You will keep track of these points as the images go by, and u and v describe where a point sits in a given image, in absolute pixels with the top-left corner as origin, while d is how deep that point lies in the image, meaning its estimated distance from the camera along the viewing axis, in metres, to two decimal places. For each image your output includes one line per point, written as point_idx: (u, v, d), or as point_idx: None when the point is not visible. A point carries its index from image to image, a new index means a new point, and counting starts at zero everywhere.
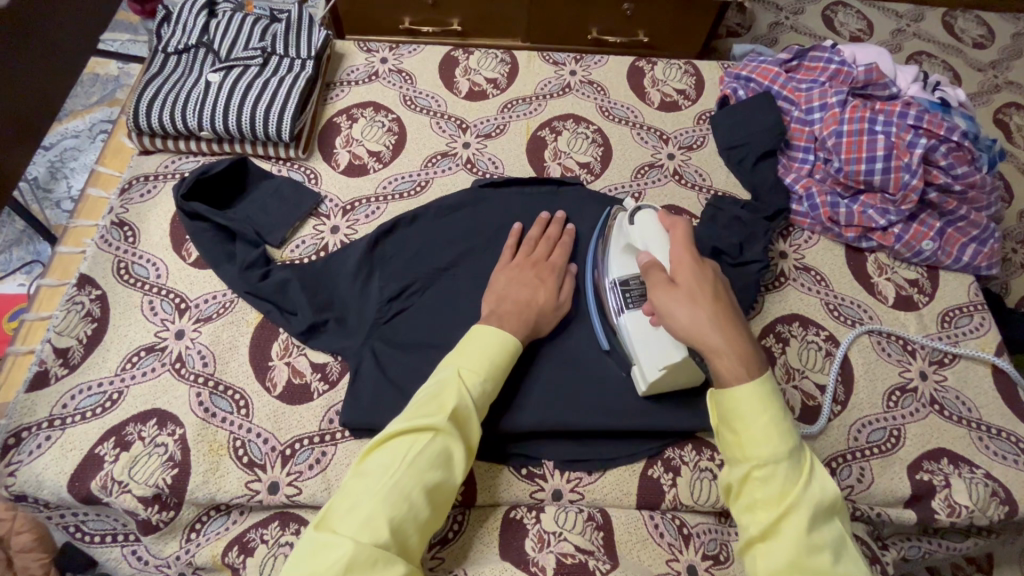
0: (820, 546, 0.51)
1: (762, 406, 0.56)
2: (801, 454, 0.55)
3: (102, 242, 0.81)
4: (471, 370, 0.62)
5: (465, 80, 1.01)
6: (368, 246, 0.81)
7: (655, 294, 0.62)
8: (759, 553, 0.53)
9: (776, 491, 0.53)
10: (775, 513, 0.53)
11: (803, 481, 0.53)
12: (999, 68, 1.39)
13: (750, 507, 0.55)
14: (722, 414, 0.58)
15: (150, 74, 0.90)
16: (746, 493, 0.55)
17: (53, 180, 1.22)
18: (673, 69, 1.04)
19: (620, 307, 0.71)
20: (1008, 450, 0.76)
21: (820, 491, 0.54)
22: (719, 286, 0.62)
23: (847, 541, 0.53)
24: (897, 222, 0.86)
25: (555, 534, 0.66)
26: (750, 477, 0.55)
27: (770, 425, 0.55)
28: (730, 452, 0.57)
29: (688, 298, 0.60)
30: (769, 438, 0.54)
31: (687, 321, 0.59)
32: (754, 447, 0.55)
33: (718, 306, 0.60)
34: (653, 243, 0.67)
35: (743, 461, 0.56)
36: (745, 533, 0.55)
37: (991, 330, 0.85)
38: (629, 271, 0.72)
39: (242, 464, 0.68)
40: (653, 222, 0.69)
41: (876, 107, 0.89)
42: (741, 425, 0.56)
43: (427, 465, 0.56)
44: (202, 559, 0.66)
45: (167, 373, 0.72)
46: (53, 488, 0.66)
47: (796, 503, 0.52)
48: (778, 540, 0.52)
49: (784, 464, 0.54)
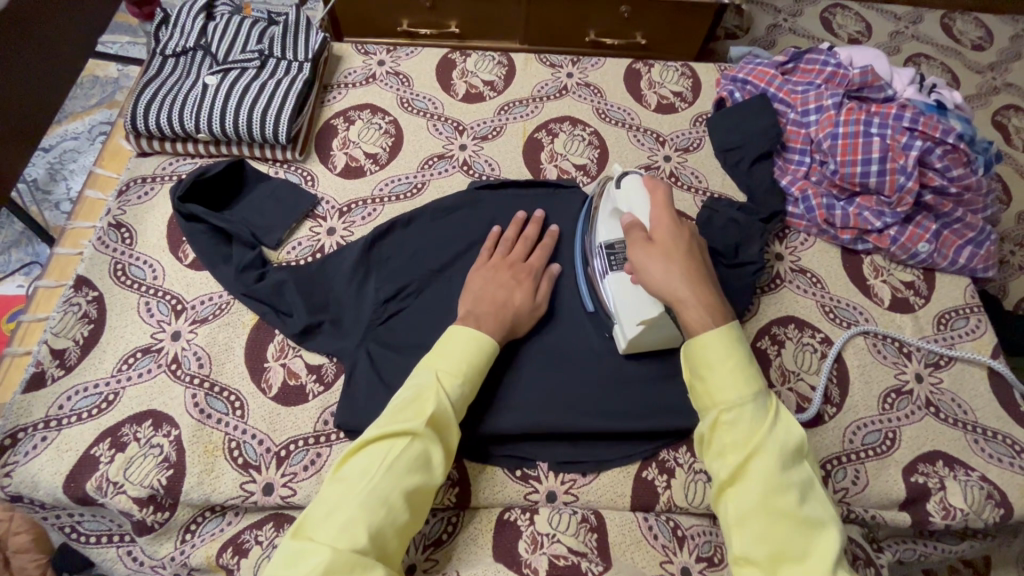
0: (787, 486, 0.51)
1: (728, 351, 0.56)
2: (767, 398, 0.56)
3: (100, 244, 0.81)
4: (449, 373, 0.62)
5: (462, 82, 1.01)
6: (364, 248, 0.81)
7: (633, 251, 0.64)
8: (729, 498, 0.53)
9: (742, 435, 0.54)
10: (742, 455, 0.53)
11: (769, 423, 0.54)
12: (998, 70, 1.39)
13: (719, 453, 0.55)
14: (692, 364, 0.58)
15: (149, 76, 0.90)
16: (715, 439, 0.56)
17: (53, 181, 1.22)
18: (670, 71, 1.05)
19: (604, 270, 0.73)
20: (1004, 453, 0.76)
21: (785, 432, 0.54)
22: (693, 246, 0.64)
23: (815, 483, 0.53)
24: (893, 225, 0.86)
25: (549, 535, 0.67)
26: (718, 421, 0.55)
27: (736, 371, 0.56)
28: (700, 400, 0.58)
29: (662, 254, 0.63)
30: (734, 382, 0.55)
31: (661, 277, 0.62)
32: (721, 393, 0.55)
33: (691, 263, 0.62)
34: (637, 204, 0.68)
35: (711, 408, 0.56)
36: (715, 479, 0.55)
37: (987, 332, 0.85)
38: (614, 235, 0.74)
39: (237, 465, 0.69)
40: (640, 185, 0.70)
41: (872, 109, 0.89)
42: (708, 371, 0.57)
43: (405, 468, 0.56)
44: (197, 560, 0.67)
45: (163, 374, 0.73)
46: (48, 489, 0.66)
47: (763, 444, 0.53)
48: (747, 482, 0.52)
49: (750, 406, 0.54)
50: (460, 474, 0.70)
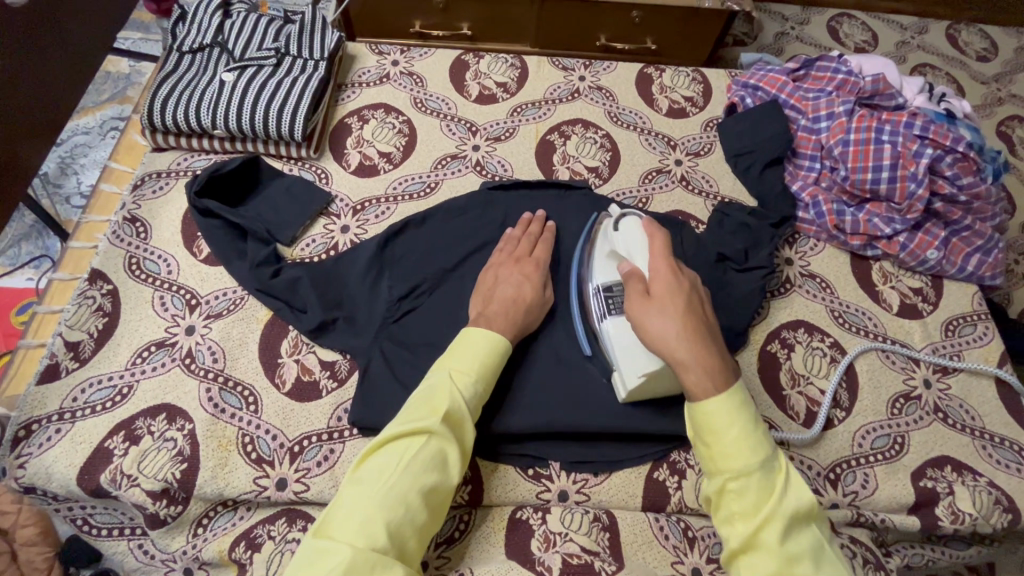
0: (799, 552, 0.51)
1: (731, 417, 0.56)
2: (775, 461, 0.55)
3: (114, 238, 0.82)
4: (461, 372, 0.63)
5: (475, 83, 1.01)
6: (378, 247, 0.81)
7: (631, 306, 0.64)
8: (743, 566, 0.53)
9: (752, 502, 0.53)
10: (752, 524, 0.52)
11: (777, 492, 0.53)
12: (1002, 81, 1.41)
13: (730, 519, 0.55)
14: (698, 429, 0.58)
15: (166, 72, 0.90)
16: (725, 506, 0.55)
17: (64, 175, 1.23)
18: (681, 76, 1.05)
19: (602, 313, 0.71)
20: (1012, 459, 0.76)
21: (796, 497, 0.54)
22: (693, 299, 0.63)
23: (825, 546, 0.53)
24: (902, 231, 0.87)
25: (561, 534, 0.67)
26: (727, 488, 0.55)
27: (741, 438, 0.55)
28: (706, 465, 0.57)
29: (659, 307, 0.62)
30: (740, 449, 0.55)
31: (658, 332, 0.61)
32: (727, 460, 0.55)
33: (688, 318, 0.61)
34: (637, 255, 0.68)
35: (717, 474, 0.56)
36: (727, 545, 0.55)
37: (995, 339, 0.85)
38: (612, 278, 0.72)
39: (251, 460, 0.69)
40: (637, 232, 0.70)
41: (883, 116, 0.90)
42: (713, 437, 0.56)
43: (422, 468, 0.56)
44: (209, 554, 0.67)
45: (177, 368, 0.73)
46: (62, 481, 0.66)
47: (773, 512, 0.52)
48: (760, 551, 0.52)
49: (757, 475, 0.54)
50: (473, 472, 0.70)
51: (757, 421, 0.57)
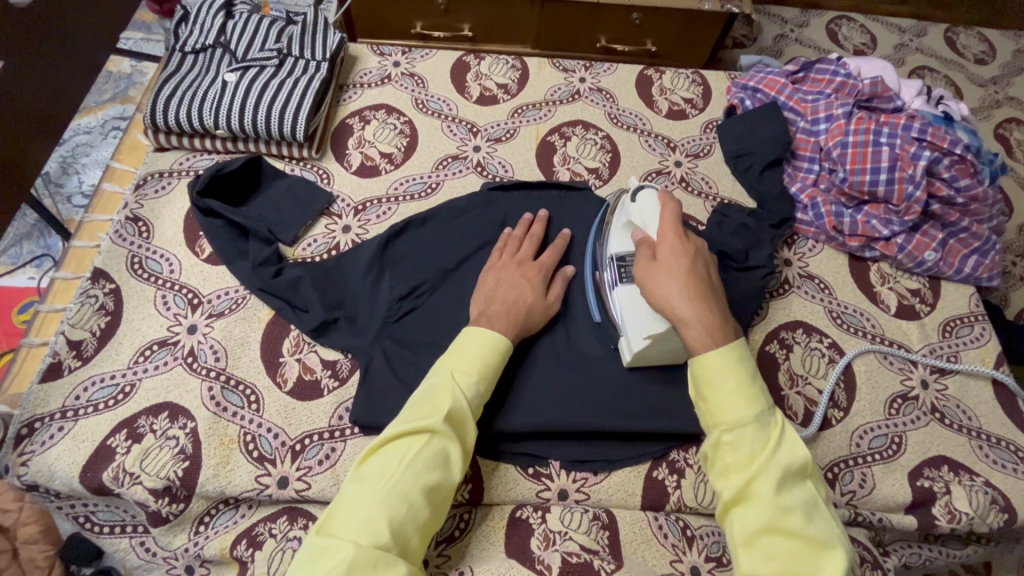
0: (790, 503, 0.52)
1: (729, 371, 0.56)
2: (771, 416, 0.56)
3: (117, 237, 0.82)
4: (463, 372, 0.63)
5: (476, 84, 1.02)
6: (379, 247, 0.82)
7: (637, 268, 0.65)
8: (735, 517, 0.53)
9: (745, 454, 0.54)
10: (745, 476, 0.53)
11: (771, 446, 0.54)
12: (1000, 84, 1.41)
13: (723, 472, 0.55)
14: (695, 384, 0.59)
15: (168, 72, 0.91)
16: (719, 459, 0.56)
17: (66, 175, 1.23)
18: (681, 78, 1.06)
19: (614, 281, 0.73)
20: (1008, 459, 0.77)
21: (789, 451, 0.54)
22: (699, 261, 0.64)
23: (818, 501, 0.53)
24: (899, 233, 0.88)
25: (561, 533, 0.67)
26: (722, 440, 0.55)
27: (738, 392, 0.56)
28: (703, 419, 0.58)
29: (666, 268, 0.63)
30: (736, 401, 0.55)
31: (661, 292, 0.62)
32: (723, 413, 0.55)
33: (694, 279, 0.62)
34: (646, 223, 0.69)
35: (714, 427, 0.56)
36: (720, 497, 0.55)
37: (992, 340, 0.86)
38: (625, 248, 0.74)
39: (252, 458, 0.69)
40: (651, 200, 0.71)
41: (882, 118, 0.90)
42: (710, 389, 0.57)
43: (425, 466, 0.57)
44: (211, 551, 0.67)
45: (179, 367, 0.73)
46: (64, 479, 0.66)
47: (767, 463, 0.53)
48: (752, 501, 0.52)
49: (751, 428, 0.54)
50: (473, 470, 0.71)
51: (756, 377, 0.58)
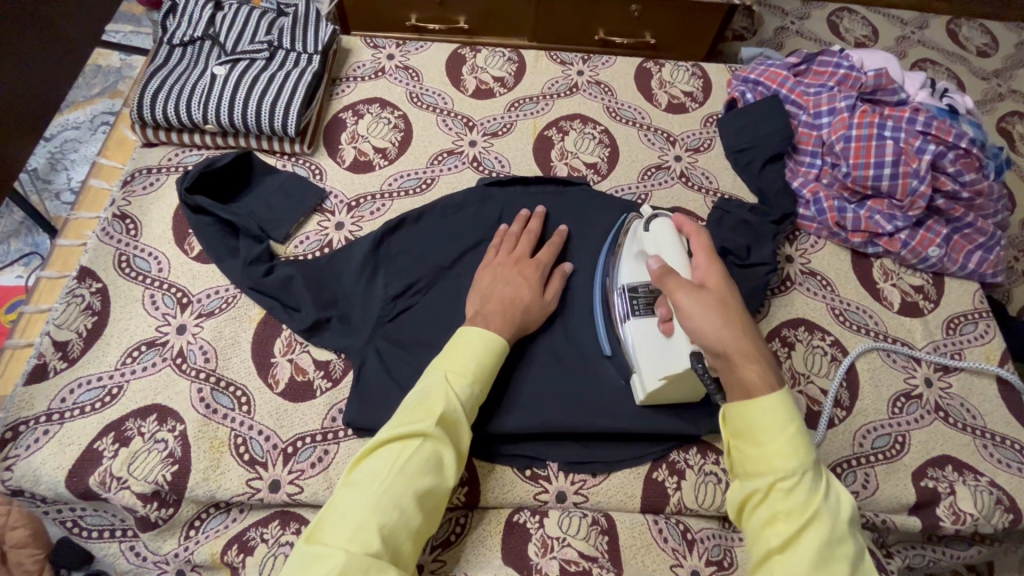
0: (839, 559, 0.49)
1: (786, 415, 0.53)
2: (820, 467, 0.53)
3: (104, 235, 0.80)
4: (457, 372, 0.62)
5: (472, 77, 1.00)
6: (372, 245, 0.80)
7: (678, 299, 0.60)
8: (777, 569, 0.50)
9: (799, 503, 0.50)
10: (798, 526, 0.49)
11: (825, 495, 0.51)
12: (1003, 77, 1.40)
13: (768, 520, 0.52)
14: (743, 425, 0.54)
15: (156, 65, 0.89)
16: (764, 508, 0.52)
17: (53, 171, 1.21)
18: (681, 71, 1.04)
19: (627, 314, 0.71)
20: (1012, 458, 0.75)
21: (839, 507, 0.51)
22: (729, 288, 0.61)
23: (867, 558, 0.50)
24: (903, 229, 0.86)
25: (559, 539, 0.66)
26: (770, 489, 0.52)
27: (794, 438, 0.52)
28: (750, 463, 0.54)
29: (698, 298, 0.59)
30: (786, 447, 0.52)
31: (711, 329, 0.58)
32: (780, 458, 0.52)
33: (726, 312, 0.59)
34: (667, 252, 0.66)
35: (766, 472, 0.52)
36: (762, 546, 0.51)
37: (996, 337, 0.85)
38: (639, 279, 0.72)
39: (243, 461, 0.67)
40: (669, 231, 0.68)
41: (885, 112, 0.89)
42: (765, 433, 0.53)
43: (417, 470, 0.55)
44: (201, 556, 0.66)
45: (167, 368, 0.72)
46: (50, 483, 0.65)
47: (818, 516, 0.49)
48: (799, 554, 0.49)
49: (807, 476, 0.51)
50: (469, 473, 0.69)
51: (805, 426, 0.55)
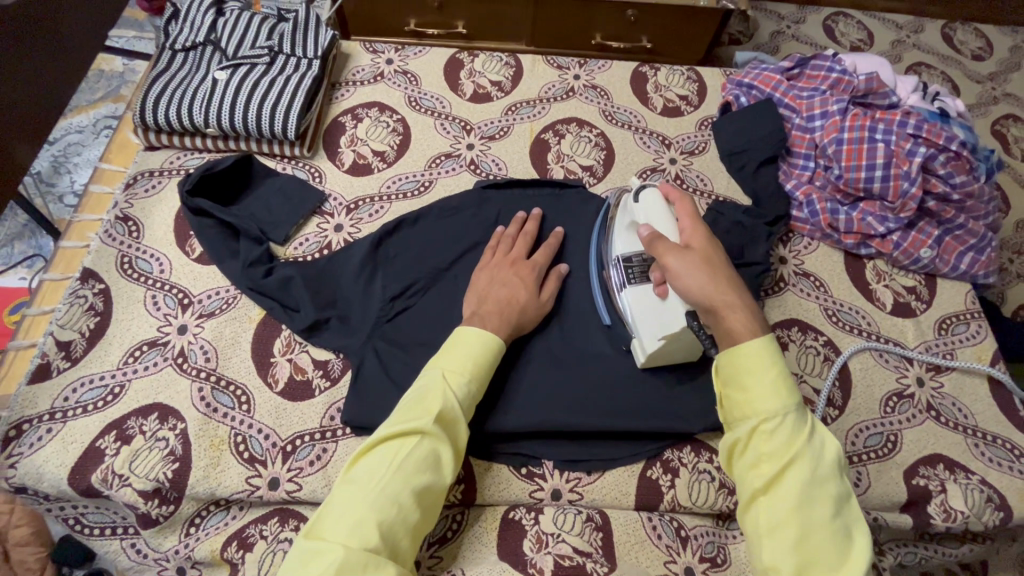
0: (821, 497, 0.51)
1: (770, 361, 0.55)
2: (806, 409, 0.55)
3: (107, 237, 0.81)
4: (455, 371, 0.63)
5: (469, 81, 1.01)
6: (371, 246, 0.81)
7: (666, 260, 0.62)
8: (761, 507, 0.53)
9: (781, 444, 0.53)
10: (779, 466, 0.52)
11: (807, 435, 0.53)
12: (997, 80, 1.41)
13: (755, 463, 0.54)
14: (729, 375, 0.57)
15: (158, 70, 0.90)
16: (750, 451, 0.55)
17: (57, 175, 1.22)
18: (676, 75, 1.05)
19: (623, 283, 0.73)
20: (1003, 456, 0.76)
21: (823, 446, 0.54)
22: (715, 246, 0.63)
23: (850, 495, 0.53)
24: (895, 230, 0.87)
25: (554, 535, 0.67)
26: (755, 432, 0.55)
27: (777, 382, 0.55)
28: (737, 409, 0.57)
29: (686, 259, 0.61)
30: (769, 393, 0.54)
31: (698, 286, 0.60)
32: (762, 402, 0.54)
33: (712, 269, 0.60)
34: (656, 220, 0.68)
35: (751, 416, 0.55)
36: (748, 486, 0.54)
37: (988, 337, 0.86)
38: (632, 249, 0.75)
39: (243, 459, 0.68)
40: (658, 200, 0.70)
41: (877, 115, 0.90)
42: (750, 380, 0.55)
43: (415, 467, 0.56)
44: (201, 553, 0.67)
45: (169, 367, 0.73)
46: (53, 481, 0.66)
47: (801, 456, 0.52)
48: (782, 492, 0.52)
49: (789, 417, 0.54)
50: (466, 471, 0.70)
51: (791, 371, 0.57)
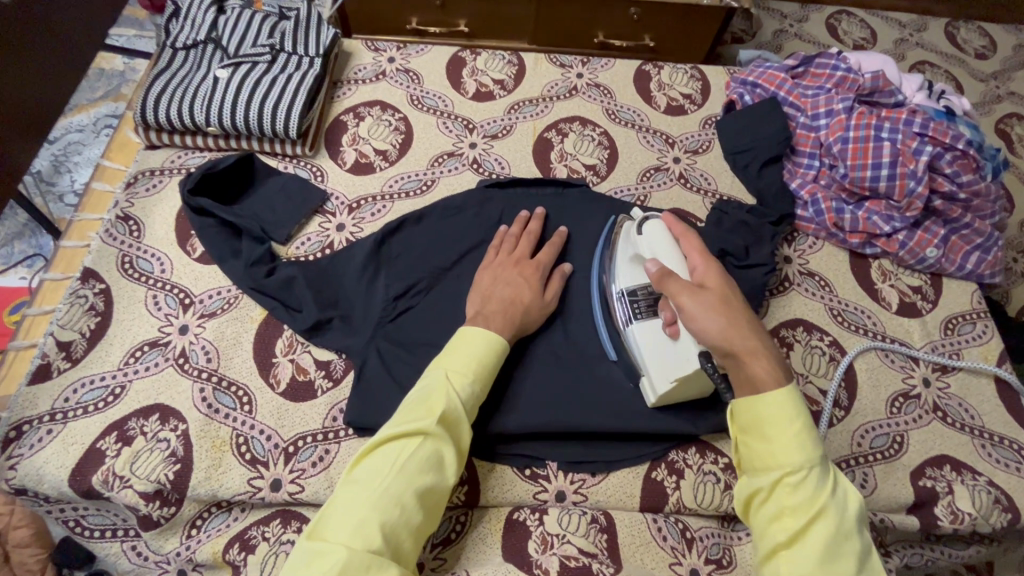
0: (845, 553, 0.50)
1: (795, 413, 0.55)
2: (828, 464, 0.55)
3: (107, 237, 0.81)
4: (458, 372, 0.62)
5: (472, 80, 1.01)
6: (374, 246, 0.80)
7: (680, 300, 0.61)
8: (784, 562, 0.52)
9: (806, 497, 0.52)
10: (804, 520, 0.51)
11: (831, 490, 0.53)
12: (1001, 79, 1.40)
13: (777, 516, 0.53)
14: (752, 424, 0.57)
15: (159, 68, 0.90)
16: (772, 503, 0.54)
17: (57, 173, 1.22)
18: (680, 73, 1.05)
19: (628, 319, 0.71)
20: (1011, 458, 0.76)
21: (846, 503, 0.53)
22: (728, 285, 0.62)
23: (873, 554, 0.52)
24: (901, 229, 0.87)
25: (559, 536, 0.66)
26: (778, 485, 0.54)
27: (801, 435, 0.54)
28: (759, 461, 0.56)
29: (701, 300, 0.60)
30: (793, 444, 0.54)
31: (716, 329, 0.58)
32: (787, 454, 0.54)
33: (728, 310, 0.60)
34: (664, 254, 0.67)
35: (774, 468, 0.54)
36: (769, 541, 0.53)
37: (994, 337, 0.85)
38: (638, 282, 0.72)
39: (245, 460, 0.68)
40: (663, 231, 0.69)
41: (882, 114, 0.89)
42: (774, 430, 0.55)
43: (418, 468, 0.56)
44: (203, 555, 0.66)
45: (170, 368, 0.72)
46: (53, 483, 0.65)
47: (825, 511, 0.51)
48: (806, 548, 0.51)
49: (813, 471, 0.53)
50: (470, 472, 0.69)
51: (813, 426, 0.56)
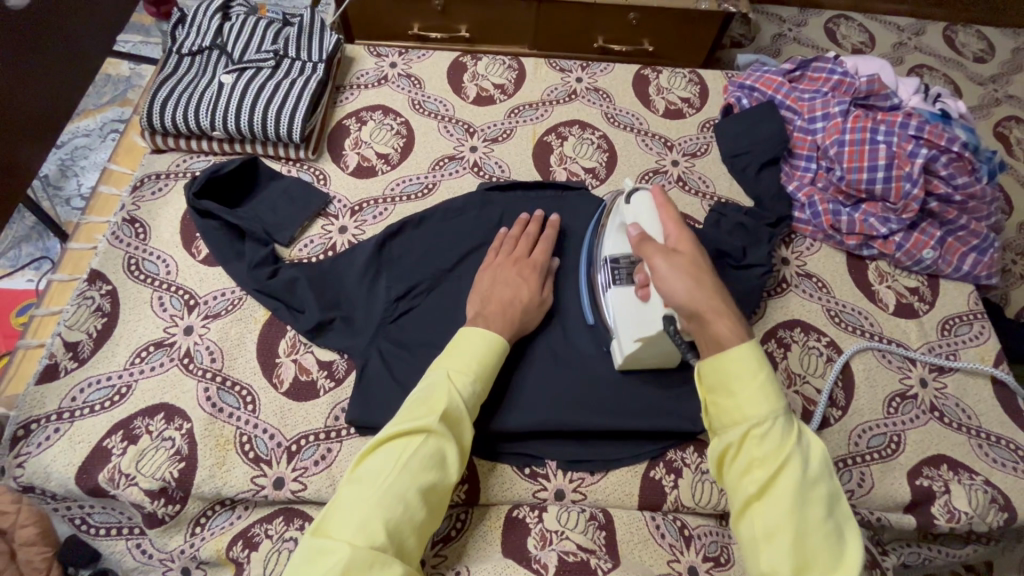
0: (812, 499, 0.52)
1: (756, 365, 0.56)
2: (790, 413, 0.56)
3: (114, 239, 0.82)
4: (460, 371, 0.63)
5: (473, 85, 1.02)
6: (376, 248, 0.81)
7: (654, 263, 0.63)
8: (755, 515, 0.53)
9: (772, 448, 0.53)
10: (771, 471, 0.52)
11: (795, 439, 0.54)
12: (999, 82, 1.41)
13: (746, 470, 0.54)
14: (715, 382, 0.57)
15: (165, 74, 0.91)
16: (740, 458, 0.55)
17: (64, 178, 1.23)
18: (678, 78, 1.06)
19: (608, 284, 0.73)
20: (1007, 457, 0.76)
21: (809, 449, 0.54)
22: (701, 252, 0.64)
23: (839, 495, 0.53)
24: (897, 231, 0.88)
25: (558, 532, 0.67)
26: (744, 439, 0.55)
27: (762, 387, 0.55)
28: (725, 417, 0.57)
29: (674, 264, 0.62)
30: (756, 398, 0.55)
31: (684, 291, 0.60)
32: (751, 408, 0.55)
33: (699, 275, 0.61)
34: (645, 219, 0.68)
35: (739, 424, 0.55)
36: (741, 494, 0.54)
37: (991, 338, 0.86)
38: (620, 250, 0.74)
39: (248, 459, 0.69)
40: (648, 200, 0.70)
41: (878, 117, 0.90)
42: (737, 386, 0.56)
43: (421, 465, 0.57)
44: (206, 553, 0.67)
45: (175, 368, 0.73)
46: (60, 481, 0.66)
47: (791, 460, 0.53)
48: (776, 498, 0.52)
49: (777, 422, 0.54)
50: (470, 470, 0.70)
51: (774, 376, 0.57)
